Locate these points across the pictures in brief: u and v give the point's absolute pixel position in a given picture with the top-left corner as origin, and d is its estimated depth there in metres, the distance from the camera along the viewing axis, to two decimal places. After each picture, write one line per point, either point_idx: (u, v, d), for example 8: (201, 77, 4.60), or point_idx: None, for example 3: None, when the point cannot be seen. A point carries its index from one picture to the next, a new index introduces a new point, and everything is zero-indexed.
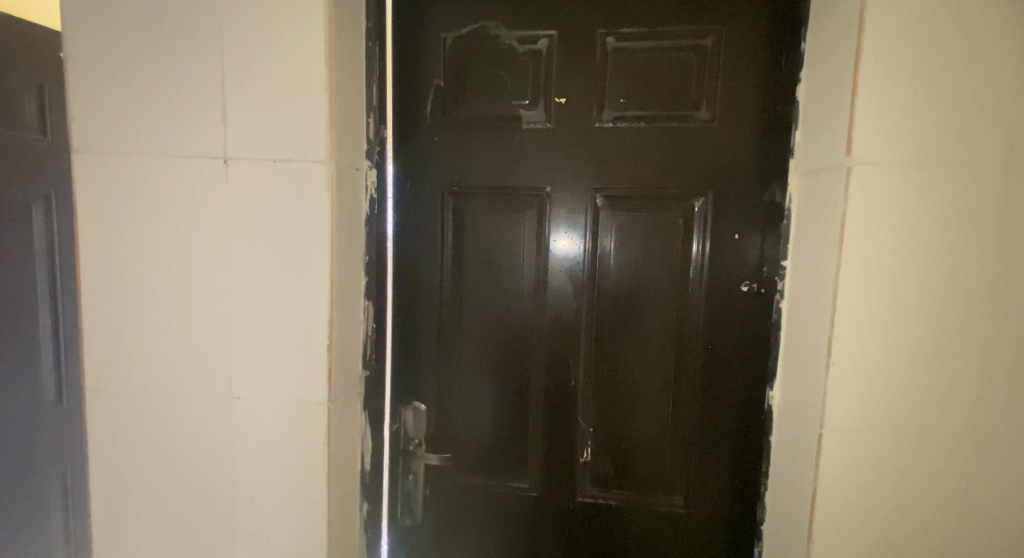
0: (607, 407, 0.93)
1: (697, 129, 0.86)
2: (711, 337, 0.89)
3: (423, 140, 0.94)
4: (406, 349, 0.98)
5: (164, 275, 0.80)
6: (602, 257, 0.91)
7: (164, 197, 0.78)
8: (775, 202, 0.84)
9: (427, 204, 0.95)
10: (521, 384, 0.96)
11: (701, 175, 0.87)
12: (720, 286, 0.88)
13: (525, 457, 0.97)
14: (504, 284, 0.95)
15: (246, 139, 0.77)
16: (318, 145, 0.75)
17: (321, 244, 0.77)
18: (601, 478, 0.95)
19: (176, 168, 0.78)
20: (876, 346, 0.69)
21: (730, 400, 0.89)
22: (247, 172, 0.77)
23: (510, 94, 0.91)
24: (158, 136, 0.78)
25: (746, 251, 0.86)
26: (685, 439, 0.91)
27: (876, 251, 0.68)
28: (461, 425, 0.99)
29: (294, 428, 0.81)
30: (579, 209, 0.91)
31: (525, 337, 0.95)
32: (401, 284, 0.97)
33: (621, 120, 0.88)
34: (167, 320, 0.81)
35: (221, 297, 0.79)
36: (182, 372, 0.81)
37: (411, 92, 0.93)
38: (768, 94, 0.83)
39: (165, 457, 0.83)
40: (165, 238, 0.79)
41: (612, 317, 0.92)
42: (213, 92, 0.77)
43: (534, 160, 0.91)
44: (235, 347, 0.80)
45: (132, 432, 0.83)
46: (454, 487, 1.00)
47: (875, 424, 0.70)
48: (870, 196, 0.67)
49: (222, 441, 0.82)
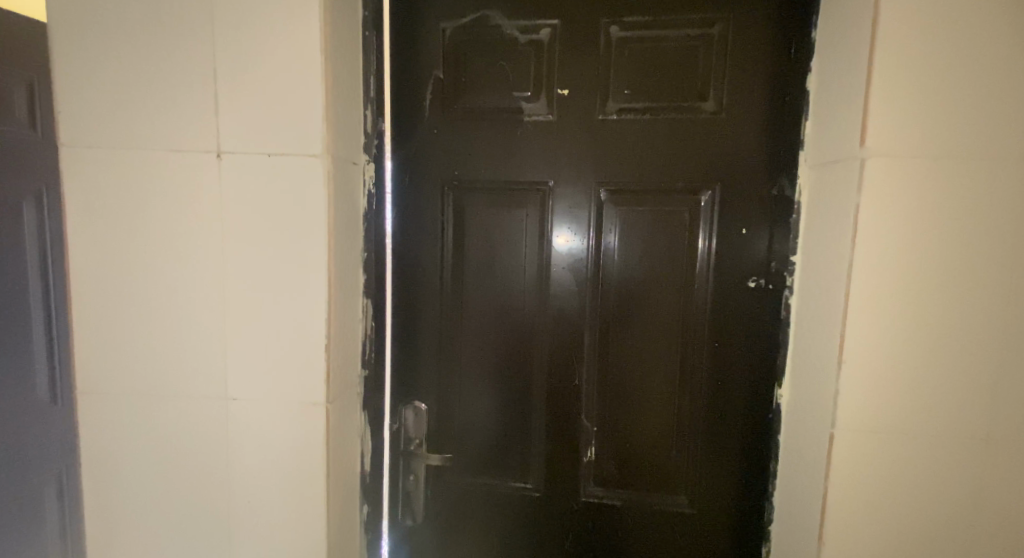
0: (611, 406, 0.92)
1: (703, 122, 0.84)
2: (716, 335, 0.87)
3: (422, 134, 0.91)
4: (405, 348, 0.96)
5: (156, 272, 0.77)
6: (606, 252, 0.89)
7: (156, 192, 0.76)
8: (784, 196, 0.82)
9: (427, 200, 0.92)
10: (523, 384, 0.94)
11: (708, 168, 0.84)
12: (727, 282, 0.86)
13: (528, 456, 0.96)
14: (505, 280, 0.92)
15: (240, 132, 0.74)
16: (313, 139, 0.73)
17: (318, 241, 0.75)
18: (605, 478, 0.93)
19: (169, 161, 0.76)
20: (889, 344, 0.67)
21: (736, 398, 0.87)
22: (240, 167, 0.75)
23: (511, 86, 0.88)
24: (148, 129, 0.76)
25: (753, 247, 0.84)
26: (691, 438, 0.90)
27: (889, 246, 0.66)
28: (461, 425, 0.97)
29: (293, 430, 0.79)
30: (581, 204, 0.89)
31: (527, 336, 0.93)
32: (400, 281, 0.95)
33: (624, 112, 0.86)
34: (161, 320, 0.78)
35: (216, 296, 0.77)
36: (177, 372, 0.79)
37: (410, 84, 0.90)
38: (777, 85, 0.81)
39: (160, 456, 0.81)
40: (157, 235, 0.77)
41: (616, 314, 0.90)
42: (206, 84, 0.74)
43: (535, 154, 0.89)
44: (230, 346, 0.78)
45: (125, 429, 0.81)
46: (456, 487, 0.98)
47: (888, 422, 0.68)
48: (884, 189, 0.65)
49: (219, 443, 0.80)
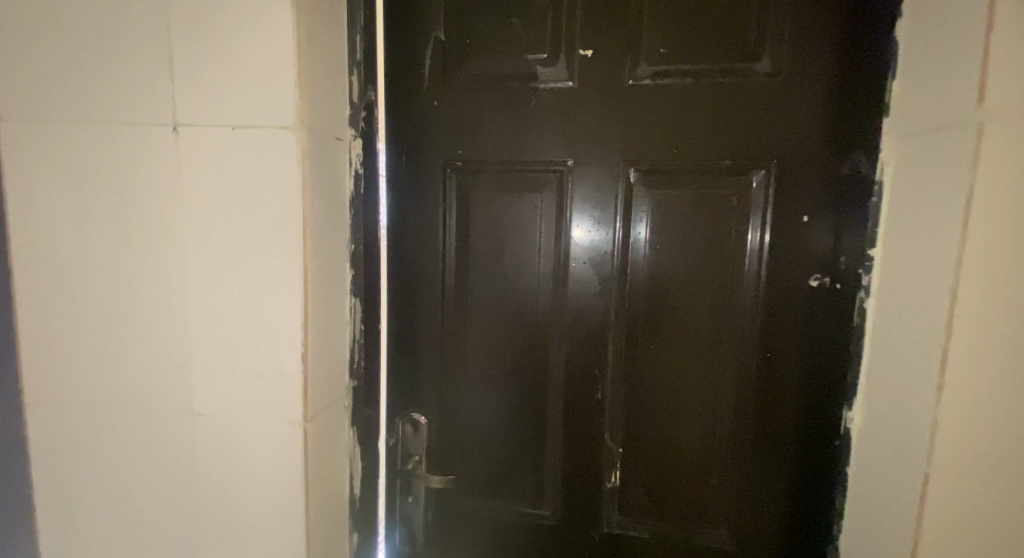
0: (639, 425, 0.78)
1: (755, 86, 0.69)
2: (767, 344, 0.73)
3: (421, 107, 0.79)
4: (402, 353, 0.84)
5: (108, 268, 0.66)
6: (635, 246, 0.75)
7: (104, 175, 0.64)
8: (858, 176, 0.67)
9: (426, 185, 0.80)
10: (536, 397, 0.81)
11: (761, 142, 0.70)
12: (784, 281, 0.71)
13: (542, 480, 0.83)
14: (515, 279, 0.80)
15: (198, 101, 0.62)
16: (284, 106, 0.61)
17: (291, 232, 0.63)
18: (631, 507, 0.80)
19: (116, 136, 0.63)
20: (1005, 363, 0.53)
21: (789, 417, 0.74)
22: (199, 142, 0.62)
23: (525, 47, 0.75)
24: (91, 99, 0.64)
25: (817, 239, 0.70)
26: (734, 465, 0.76)
27: (1011, 240, 0.51)
28: (465, 443, 0.85)
29: (268, 452, 0.67)
30: (606, 188, 0.75)
31: (542, 342, 0.80)
32: (397, 278, 0.83)
33: (658, 76, 0.72)
34: (114, 325, 0.67)
35: (177, 296, 0.66)
36: (136, 385, 0.68)
37: (408, 47, 0.78)
38: (850, 40, 0.66)
39: (119, 475, 0.70)
40: (107, 226, 0.65)
41: (646, 318, 0.76)
42: (157, 44, 0.62)
43: (552, 129, 0.76)
44: (193, 353, 0.67)
45: (80, 447, 0.71)
46: (459, 512, 0.87)
47: (1000, 462, 0.54)
48: (1005, 165, 0.50)
49: (185, 467, 0.69)
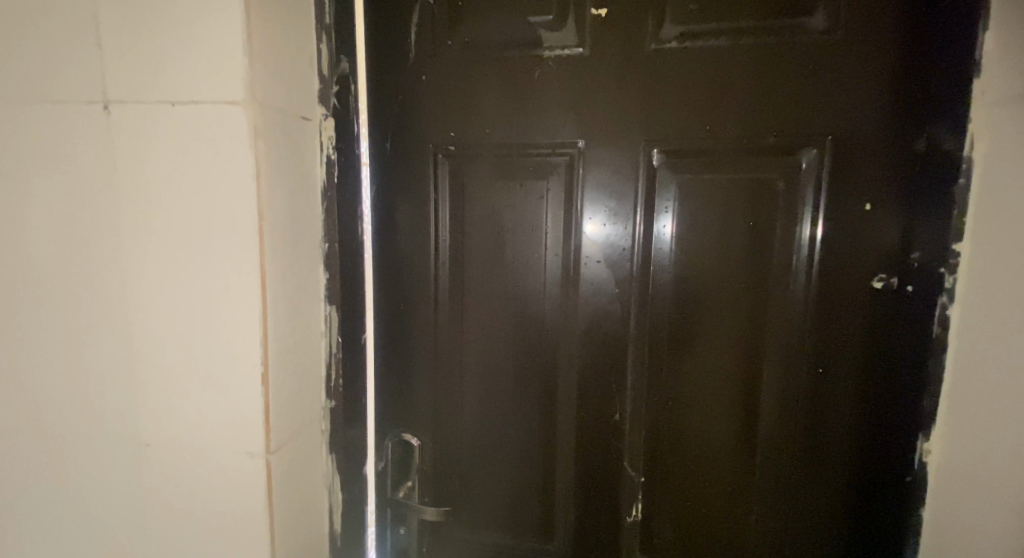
0: (665, 451, 0.67)
1: (807, 46, 0.57)
2: (819, 358, 0.61)
3: (406, 82, 0.68)
4: (391, 367, 0.74)
5: (36, 274, 0.56)
6: (659, 241, 0.64)
7: (27, 166, 0.54)
8: (937, 154, 0.55)
9: (415, 173, 0.69)
10: (543, 416, 0.70)
11: (813, 113, 0.58)
12: (842, 282, 0.59)
13: (551, 511, 0.72)
14: (517, 280, 0.68)
15: (132, 74, 0.52)
16: (231, 77, 0.50)
17: (243, 231, 0.52)
18: (656, 544, 0.69)
19: (40, 119, 0.53)
20: None
21: (844, 445, 0.62)
22: (136, 123, 0.52)
23: (527, 8, 0.63)
24: (10, 76, 0.53)
25: (883, 232, 0.57)
26: (779, 500, 0.64)
27: None
28: (463, 468, 0.74)
29: (224, 490, 0.57)
30: (624, 175, 0.64)
31: (549, 353, 0.69)
32: (384, 280, 0.72)
33: (686, 38, 0.60)
34: (45, 343, 0.57)
35: (116, 306, 0.56)
36: (75, 411, 0.58)
37: (391, 12, 0.67)
38: None
39: (59, 513, 0.61)
40: (32, 226, 0.55)
41: (673, 326, 0.65)
42: (81, 8, 0.52)
43: (558, 105, 0.64)
44: (137, 371, 0.57)
45: (12, 482, 0.61)
46: (458, 546, 0.76)
47: None
48: None
49: (133, 506, 0.59)
